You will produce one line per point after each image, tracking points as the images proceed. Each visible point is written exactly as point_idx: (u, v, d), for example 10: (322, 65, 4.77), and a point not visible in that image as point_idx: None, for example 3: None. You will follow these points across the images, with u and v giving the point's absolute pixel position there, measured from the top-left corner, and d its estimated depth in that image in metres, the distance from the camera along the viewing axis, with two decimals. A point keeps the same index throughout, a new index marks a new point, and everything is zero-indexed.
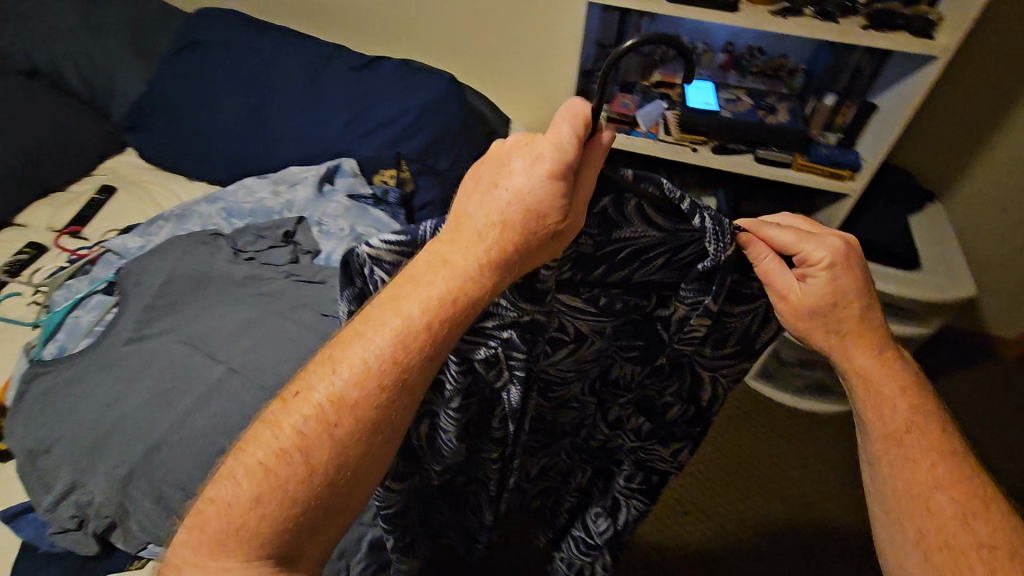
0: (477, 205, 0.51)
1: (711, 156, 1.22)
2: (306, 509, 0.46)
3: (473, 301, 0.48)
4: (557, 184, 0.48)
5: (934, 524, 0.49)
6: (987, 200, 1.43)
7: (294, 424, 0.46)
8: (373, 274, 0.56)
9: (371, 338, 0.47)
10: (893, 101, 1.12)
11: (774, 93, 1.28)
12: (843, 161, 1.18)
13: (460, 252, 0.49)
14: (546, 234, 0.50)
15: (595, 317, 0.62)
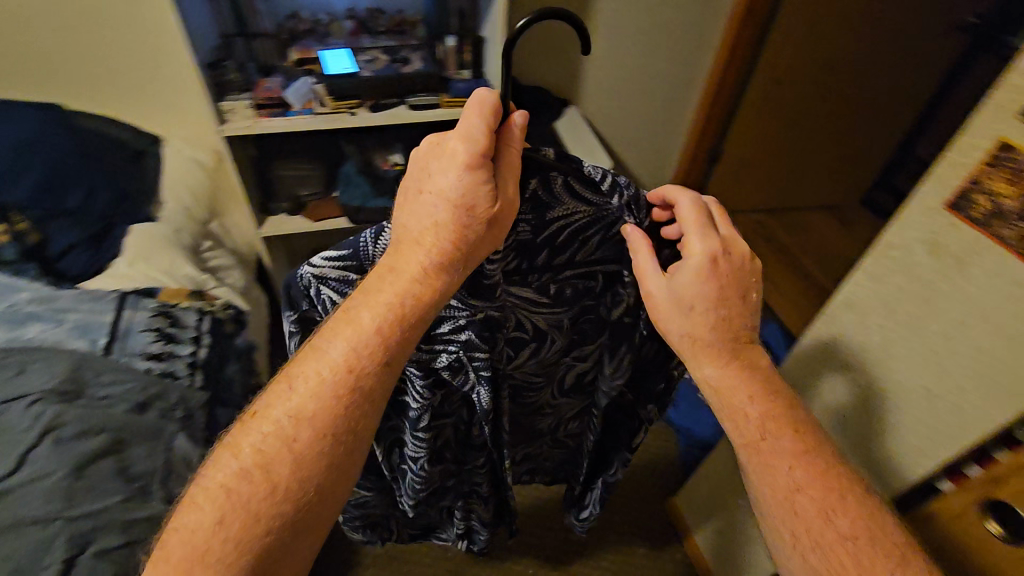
0: (412, 216, 0.54)
1: (368, 116, 1.29)
2: (274, 528, 0.48)
3: (411, 305, 0.52)
4: (479, 173, 0.51)
5: (761, 460, 0.54)
6: (603, 88, 1.80)
7: (253, 444, 0.49)
8: (320, 293, 0.62)
9: (327, 349, 0.52)
10: (492, 36, 1.33)
11: (406, 47, 1.38)
12: (477, 90, 1.36)
13: (405, 260, 0.53)
14: (482, 223, 0.52)
15: (552, 306, 0.68)
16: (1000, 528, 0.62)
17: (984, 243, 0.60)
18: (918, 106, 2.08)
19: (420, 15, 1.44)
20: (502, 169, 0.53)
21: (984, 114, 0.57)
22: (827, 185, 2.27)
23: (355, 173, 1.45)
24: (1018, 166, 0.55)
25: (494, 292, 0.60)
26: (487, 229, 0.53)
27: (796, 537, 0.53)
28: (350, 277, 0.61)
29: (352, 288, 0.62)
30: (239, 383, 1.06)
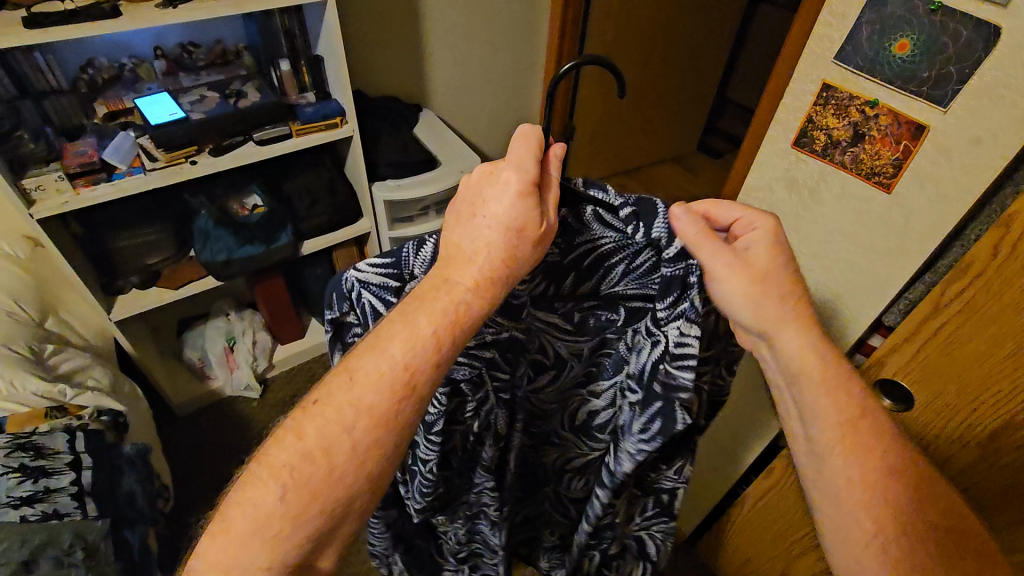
0: (464, 234, 0.54)
1: (212, 161, 1.17)
2: (325, 513, 0.48)
3: (463, 318, 0.52)
4: (531, 202, 0.52)
5: (851, 439, 0.54)
6: (450, 86, 1.80)
7: (315, 431, 0.49)
8: (362, 299, 0.61)
9: (388, 347, 0.50)
10: (329, 51, 1.24)
11: (235, 79, 1.29)
12: (326, 112, 1.28)
13: (459, 272, 0.53)
14: (529, 244, 0.52)
15: (577, 336, 0.66)
16: (891, 401, 0.73)
17: (829, 170, 0.68)
18: (723, 56, 2.34)
19: (244, 43, 1.33)
20: (550, 192, 0.54)
21: (805, 62, 0.65)
22: (666, 140, 2.49)
23: (213, 226, 1.28)
24: (841, 101, 0.64)
25: (522, 312, 0.62)
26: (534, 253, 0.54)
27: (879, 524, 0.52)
28: (390, 285, 0.60)
29: (392, 295, 0.61)
30: (140, 496, 0.91)
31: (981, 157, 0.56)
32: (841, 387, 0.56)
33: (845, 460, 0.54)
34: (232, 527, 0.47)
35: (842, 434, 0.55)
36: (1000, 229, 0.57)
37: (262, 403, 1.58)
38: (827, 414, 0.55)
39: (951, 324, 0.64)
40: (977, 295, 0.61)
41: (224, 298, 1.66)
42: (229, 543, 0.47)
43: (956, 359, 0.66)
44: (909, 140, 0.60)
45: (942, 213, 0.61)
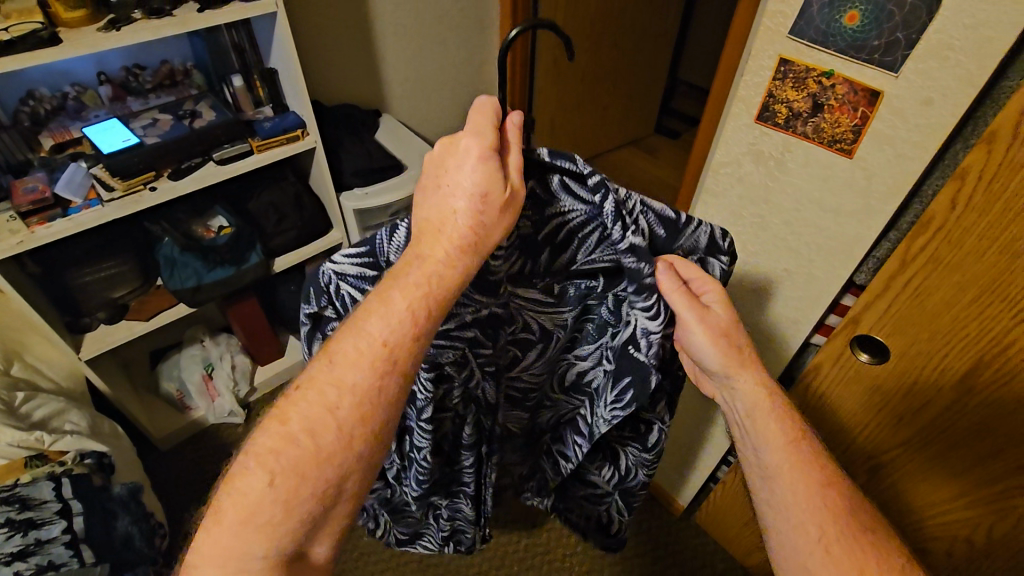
0: (431, 208, 0.53)
1: (173, 185, 1.14)
2: (315, 494, 0.50)
3: (435, 290, 0.52)
4: (492, 164, 0.51)
5: (788, 468, 0.58)
6: (407, 88, 1.79)
7: (300, 412, 0.50)
8: (341, 290, 0.64)
9: (365, 325, 0.52)
10: (283, 62, 1.21)
11: (187, 99, 1.25)
12: (286, 125, 1.25)
13: (428, 247, 0.53)
14: (496, 209, 0.52)
15: (557, 308, 0.68)
16: (868, 355, 0.78)
17: (791, 141, 0.71)
18: (671, 38, 2.38)
19: (191, 62, 1.29)
20: (510, 156, 0.52)
21: (761, 38, 0.67)
22: (623, 125, 2.53)
23: (179, 252, 1.25)
24: (798, 74, 0.66)
25: (499, 288, 0.62)
26: (505, 223, 0.53)
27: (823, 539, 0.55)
28: (367, 275, 0.62)
29: (370, 284, 0.63)
30: (138, 536, 0.91)
31: (933, 116, 0.59)
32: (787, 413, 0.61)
33: (791, 490, 0.58)
34: (229, 514, 0.49)
35: (785, 466, 0.58)
36: (955, 184, 0.60)
37: (247, 427, 1.55)
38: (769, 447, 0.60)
39: (915, 279, 0.68)
40: (940, 245, 0.64)
41: (197, 325, 1.62)
42: (226, 530, 0.48)
43: (927, 315, 0.70)
44: (866, 106, 0.63)
45: (901, 172, 0.64)
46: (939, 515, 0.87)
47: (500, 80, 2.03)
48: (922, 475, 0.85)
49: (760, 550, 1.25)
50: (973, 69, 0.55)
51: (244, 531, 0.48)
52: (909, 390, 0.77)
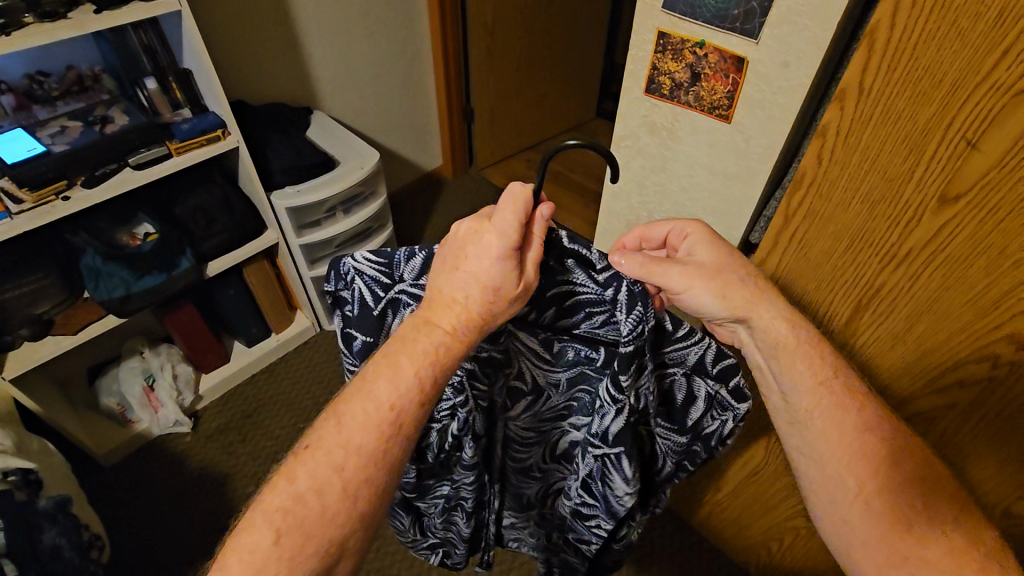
0: (445, 282, 0.60)
1: (87, 193, 1.12)
2: (324, 550, 0.52)
3: (440, 361, 0.58)
4: (509, 262, 0.58)
5: (828, 407, 0.61)
6: (337, 83, 1.78)
7: (307, 471, 0.53)
8: (353, 284, 0.66)
9: (373, 390, 0.56)
10: (197, 62, 1.20)
11: (98, 104, 1.23)
12: (205, 127, 1.24)
13: (439, 316, 0.59)
14: (505, 300, 0.59)
15: (553, 366, 0.71)
16: None
17: (677, 110, 0.76)
18: (605, 22, 2.41)
19: (100, 66, 1.26)
20: (529, 252, 0.59)
21: (641, 11, 0.71)
22: (566, 109, 2.55)
23: (102, 262, 1.22)
24: (675, 46, 0.71)
25: (500, 336, 0.68)
26: (515, 304, 0.60)
27: (865, 484, 0.59)
28: (381, 280, 0.66)
29: (381, 290, 0.66)
30: (66, 548, 0.91)
31: (792, 77, 0.64)
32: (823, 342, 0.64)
33: (828, 426, 0.61)
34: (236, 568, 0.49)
35: (822, 402, 0.62)
36: (819, 140, 0.64)
37: (195, 437, 1.53)
38: (804, 387, 0.62)
39: (800, 230, 0.72)
40: (812, 202, 0.68)
41: (135, 336, 1.58)
42: None
43: (818, 258, 0.72)
44: (735, 72, 0.68)
45: (772, 132, 0.70)
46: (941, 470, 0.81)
47: (434, 70, 2.03)
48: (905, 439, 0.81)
49: (700, 512, 1.30)
50: (817, 32, 0.60)
51: None
52: (813, 329, 0.80)
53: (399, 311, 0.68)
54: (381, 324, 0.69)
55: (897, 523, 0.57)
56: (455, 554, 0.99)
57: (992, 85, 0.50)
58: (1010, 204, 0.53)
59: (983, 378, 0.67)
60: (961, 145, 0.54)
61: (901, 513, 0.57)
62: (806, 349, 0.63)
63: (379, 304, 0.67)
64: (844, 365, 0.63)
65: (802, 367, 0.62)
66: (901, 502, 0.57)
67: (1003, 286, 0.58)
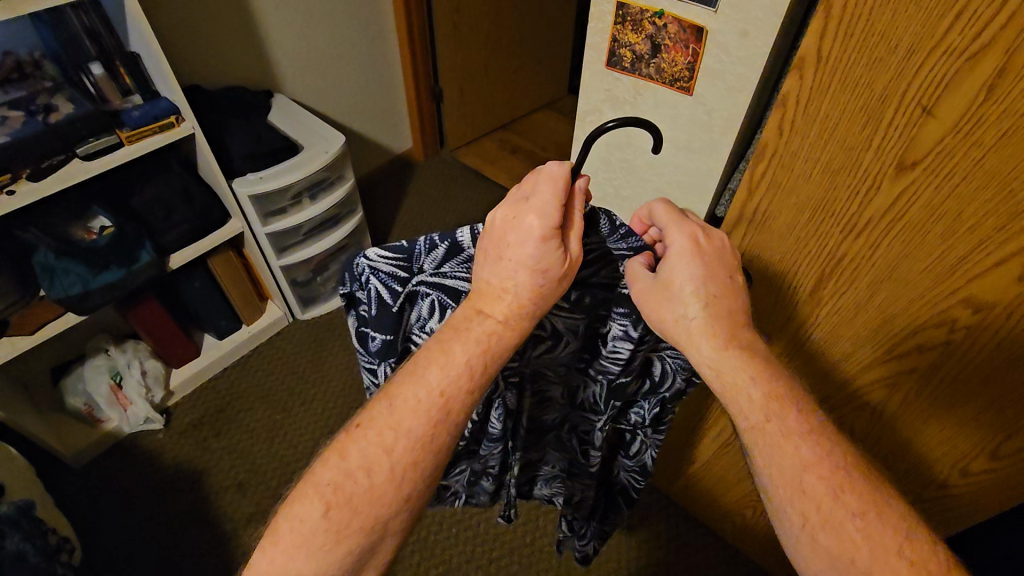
0: (493, 273, 0.59)
1: (33, 187, 1.07)
2: (371, 528, 0.53)
3: (493, 348, 0.58)
4: (553, 243, 0.57)
5: (768, 444, 0.56)
6: (299, 65, 1.72)
7: (358, 450, 0.53)
8: (369, 283, 0.64)
9: (425, 375, 0.56)
10: (143, 46, 1.15)
11: (40, 92, 1.15)
12: (156, 113, 1.19)
13: (489, 305, 0.59)
14: (554, 279, 0.58)
15: (572, 313, 0.68)
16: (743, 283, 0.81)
17: (640, 84, 0.76)
18: None
19: (40, 51, 1.18)
20: (571, 231, 0.59)
21: None
22: (537, 87, 2.51)
23: (56, 258, 1.17)
24: (635, 17, 0.70)
25: None
26: (564, 283, 0.60)
27: (807, 516, 0.53)
28: (398, 275, 0.64)
29: (399, 285, 0.64)
30: (32, 553, 0.89)
31: (751, 47, 0.64)
32: (761, 370, 0.59)
33: (772, 461, 0.56)
34: (286, 538, 0.51)
35: (766, 434, 0.56)
36: (780, 110, 0.63)
37: (169, 434, 1.50)
38: (749, 415, 0.58)
39: (765, 203, 0.71)
40: (776, 172, 0.68)
41: (97, 334, 1.53)
42: (287, 550, 0.51)
43: (782, 231, 0.72)
44: (695, 43, 0.68)
45: (732, 104, 0.70)
46: (937, 456, 0.82)
47: (399, 49, 1.97)
48: (924, 418, 0.78)
49: (678, 485, 1.32)
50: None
51: (310, 557, 0.51)
52: (781, 300, 0.80)
53: (417, 302, 0.67)
54: (400, 320, 0.66)
55: (843, 559, 0.50)
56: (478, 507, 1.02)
57: (947, 50, 0.49)
58: (963, 169, 0.54)
59: (941, 342, 0.68)
60: (917, 111, 0.53)
61: (842, 554, 0.50)
62: (735, 381, 0.59)
63: (397, 301, 0.65)
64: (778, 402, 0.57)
65: (737, 403, 0.59)
66: (839, 538, 0.51)
67: (958, 252, 0.59)
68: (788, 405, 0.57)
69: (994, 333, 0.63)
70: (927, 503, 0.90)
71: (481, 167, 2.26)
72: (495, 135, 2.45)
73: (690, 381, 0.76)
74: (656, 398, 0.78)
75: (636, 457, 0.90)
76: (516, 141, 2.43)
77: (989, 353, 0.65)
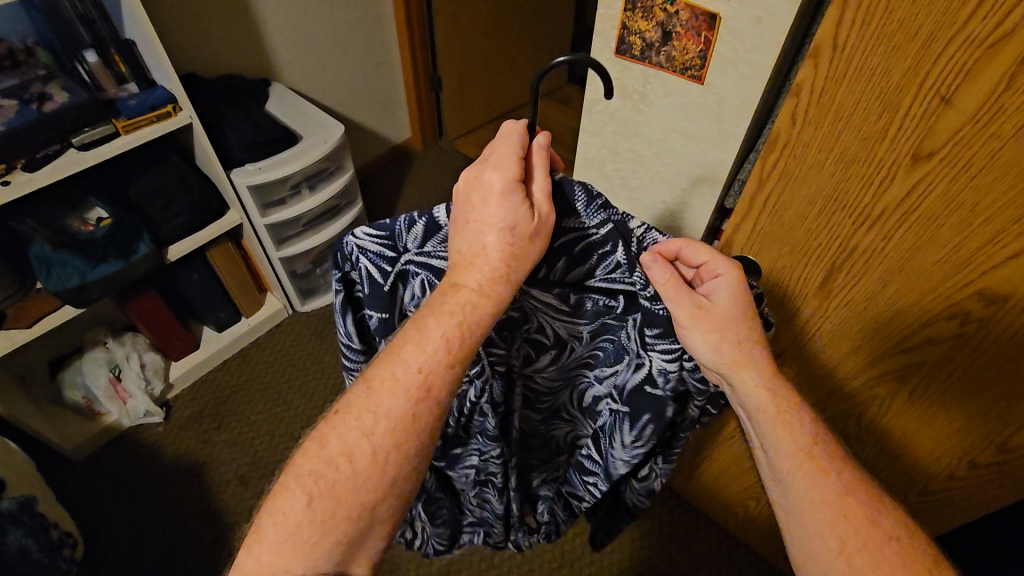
0: (463, 241, 0.58)
1: (29, 179, 1.05)
2: (356, 514, 0.53)
3: (469, 320, 0.56)
4: (515, 196, 0.56)
5: (809, 471, 0.58)
6: (296, 52, 1.69)
7: (339, 437, 0.53)
8: (360, 264, 0.64)
9: (403, 353, 0.55)
10: (140, 33, 1.12)
11: (34, 81, 1.14)
12: (152, 102, 1.17)
13: (464, 277, 0.57)
14: (525, 237, 0.56)
15: (574, 318, 0.67)
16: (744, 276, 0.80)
17: (650, 72, 0.74)
18: None
19: (32, 39, 1.13)
20: (534, 185, 0.57)
21: None
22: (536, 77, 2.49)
23: (52, 251, 1.15)
24: (645, 4, 0.69)
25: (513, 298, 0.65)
26: (540, 243, 0.58)
27: (845, 542, 0.54)
28: (386, 255, 0.63)
29: (388, 264, 0.63)
30: (34, 548, 0.89)
31: (765, 34, 0.63)
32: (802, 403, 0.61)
33: (807, 489, 0.57)
34: (271, 530, 0.51)
35: (803, 462, 0.58)
36: (793, 98, 0.62)
37: (168, 426, 1.49)
38: (789, 442, 0.59)
39: (773, 193, 0.70)
40: (785, 162, 0.66)
41: (96, 326, 1.51)
42: (273, 542, 0.51)
43: (792, 222, 0.71)
44: (707, 30, 0.66)
45: (744, 94, 0.69)
46: (944, 448, 0.82)
47: (398, 38, 1.95)
48: (930, 409, 0.79)
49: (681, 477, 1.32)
50: None
51: (296, 547, 0.51)
52: (786, 294, 0.79)
53: (409, 283, 0.65)
54: (393, 300, 0.66)
55: None
56: (492, 529, 0.99)
57: (968, 37, 0.48)
58: (981, 158, 0.53)
59: (952, 335, 0.68)
60: (934, 98, 0.52)
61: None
62: (787, 409, 0.60)
63: (388, 280, 0.64)
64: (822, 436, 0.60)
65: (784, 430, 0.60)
66: (879, 556, 0.53)
67: (970, 246, 0.59)
68: (822, 446, 0.59)
69: (1007, 326, 0.63)
70: (932, 494, 0.90)
71: None
72: (494, 125, 2.43)
73: (702, 406, 0.72)
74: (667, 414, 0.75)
75: (643, 482, 0.85)
76: None
77: (1001, 344, 0.65)
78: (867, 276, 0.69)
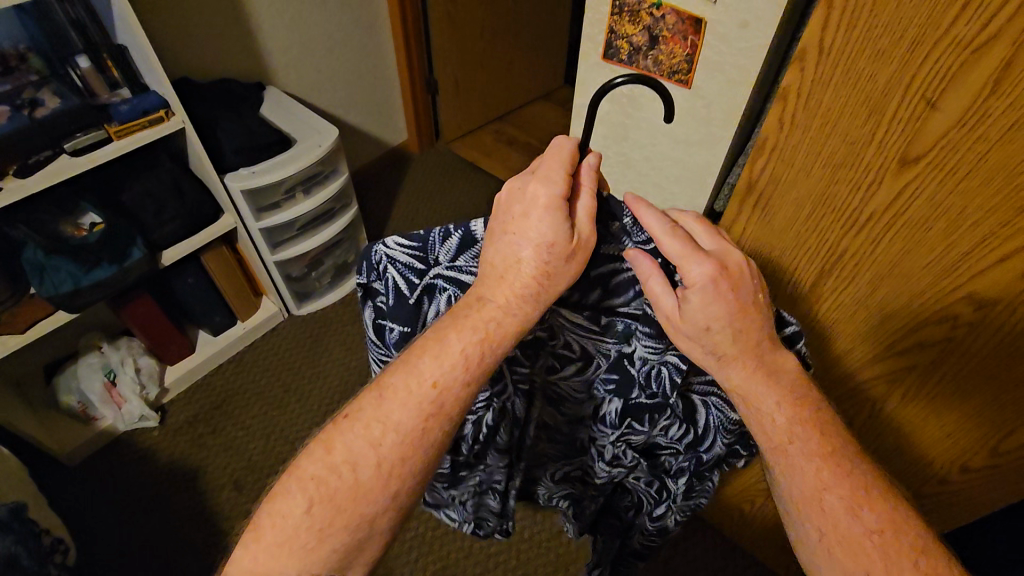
0: (495, 252, 0.58)
1: (21, 184, 1.05)
2: (358, 523, 0.52)
3: (490, 338, 0.56)
4: (558, 212, 0.55)
5: (789, 459, 0.56)
6: (291, 56, 1.69)
7: (344, 444, 0.53)
8: (387, 274, 0.64)
9: (418, 364, 0.55)
10: (131, 38, 1.12)
11: (26, 86, 1.13)
12: (144, 107, 1.17)
13: (489, 291, 0.57)
14: (563, 257, 0.56)
15: (605, 337, 0.65)
16: None
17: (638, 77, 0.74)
18: None
19: (24, 45, 1.15)
20: (580, 203, 0.57)
21: None
22: (531, 78, 2.48)
23: (46, 256, 1.15)
24: (632, 8, 0.69)
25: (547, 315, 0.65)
26: (579, 263, 0.57)
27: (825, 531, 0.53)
28: (415, 266, 0.63)
29: (415, 276, 0.64)
30: (25, 556, 0.88)
31: (750, 38, 0.63)
32: (790, 389, 0.57)
33: (792, 478, 0.56)
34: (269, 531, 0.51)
35: (789, 446, 0.56)
36: (781, 103, 0.62)
37: (164, 430, 1.49)
38: (770, 426, 0.57)
39: (765, 197, 0.69)
40: (773, 168, 0.66)
41: (91, 331, 1.51)
42: (270, 540, 0.50)
43: (784, 226, 0.70)
44: (693, 34, 0.67)
45: (731, 98, 0.69)
46: (947, 454, 0.81)
47: (392, 40, 1.94)
48: (926, 414, 0.78)
49: None
50: None
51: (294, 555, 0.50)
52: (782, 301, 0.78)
53: (435, 297, 0.65)
54: (418, 313, 0.66)
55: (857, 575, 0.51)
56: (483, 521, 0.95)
57: (952, 41, 0.48)
58: (967, 164, 0.53)
59: (942, 338, 0.67)
60: (919, 104, 0.52)
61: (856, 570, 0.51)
62: (762, 397, 0.57)
63: (415, 292, 0.64)
64: (807, 420, 0.56)
65: (762, 421, 0.58)
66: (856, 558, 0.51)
67: (958, 251, 0.59)
68: (806, 430, 0.56)
69: (999, 329, 0.62)
70: (926, 497, 0.90)
71: (476, 159, 2.25)
72: (490, 126, 2.43)
73: (729, 446, 0.74)
74: (693, 456, 0.75)
75: (658, 517, 0.88)
76: (510, 132, 2.40)
77: (993, 348, 0.64)
78: (865, 284, 0.69)
